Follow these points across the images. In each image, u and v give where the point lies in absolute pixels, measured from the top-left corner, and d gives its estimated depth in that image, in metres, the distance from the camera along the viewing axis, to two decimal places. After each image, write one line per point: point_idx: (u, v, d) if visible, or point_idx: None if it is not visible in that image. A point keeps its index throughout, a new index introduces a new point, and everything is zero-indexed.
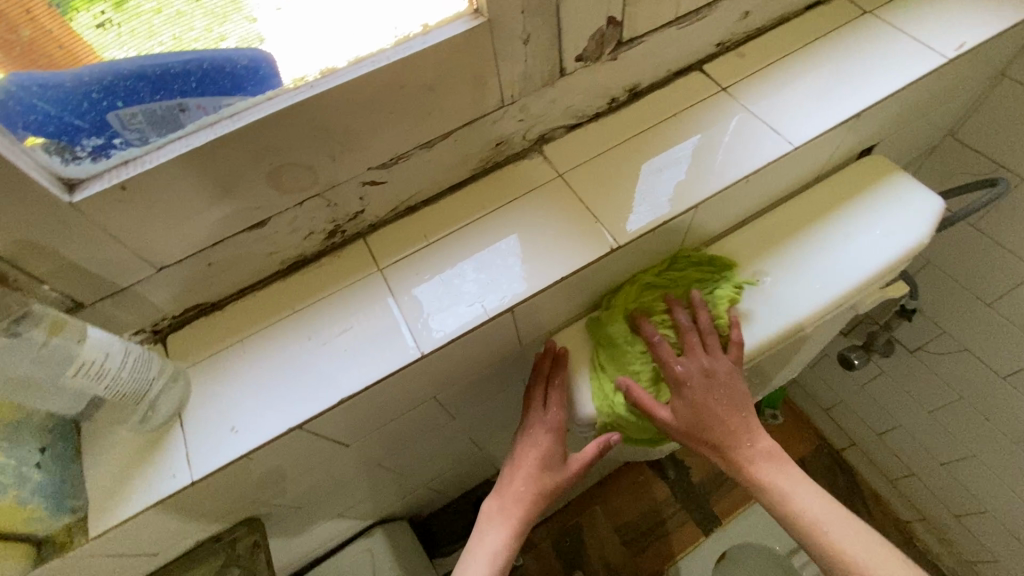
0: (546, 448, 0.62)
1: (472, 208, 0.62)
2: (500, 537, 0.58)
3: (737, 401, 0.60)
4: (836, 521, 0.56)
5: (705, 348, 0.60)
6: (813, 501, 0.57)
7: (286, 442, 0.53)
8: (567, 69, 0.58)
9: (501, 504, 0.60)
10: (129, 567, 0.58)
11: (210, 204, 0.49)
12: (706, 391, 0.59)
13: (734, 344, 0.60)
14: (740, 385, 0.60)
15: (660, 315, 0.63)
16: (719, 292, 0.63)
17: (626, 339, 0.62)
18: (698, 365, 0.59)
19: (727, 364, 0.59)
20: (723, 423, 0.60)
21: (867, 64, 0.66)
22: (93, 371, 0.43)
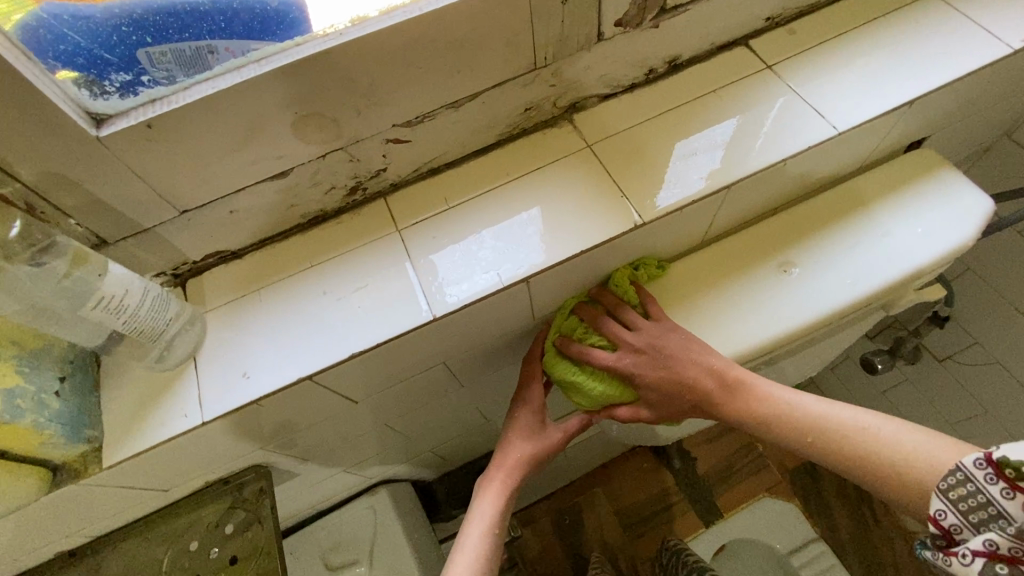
0: (527, 422, 0.62)
1: (496, 174, 0.60)
2: (491, 504, 0.57)
3: (693, 345, 0.57)
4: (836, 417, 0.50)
5: (627, 328, 0.59)
6: (805, 405, 0.52)
7: (294, 393, 0.54)
8: (605, 34, 0.56)
9: (490, 477, 0.60)
10: (143, 498, 0.60)
11: (233, 151, 0.48)
12: (647, 368, 0.57)
13: (654, 308, 0.60)
14: (681, 334, 0.57)
15: (577, 327, 0.62)
16: (622, 282, 0.62)
17: (579, 373, 0.60)
18: (631, 349, 0.58)
19: (657, 327, 0.58)
20: (685, 374, 0.56)
21: (926, 49, 0.62)
22: (112, 305, 0.44)
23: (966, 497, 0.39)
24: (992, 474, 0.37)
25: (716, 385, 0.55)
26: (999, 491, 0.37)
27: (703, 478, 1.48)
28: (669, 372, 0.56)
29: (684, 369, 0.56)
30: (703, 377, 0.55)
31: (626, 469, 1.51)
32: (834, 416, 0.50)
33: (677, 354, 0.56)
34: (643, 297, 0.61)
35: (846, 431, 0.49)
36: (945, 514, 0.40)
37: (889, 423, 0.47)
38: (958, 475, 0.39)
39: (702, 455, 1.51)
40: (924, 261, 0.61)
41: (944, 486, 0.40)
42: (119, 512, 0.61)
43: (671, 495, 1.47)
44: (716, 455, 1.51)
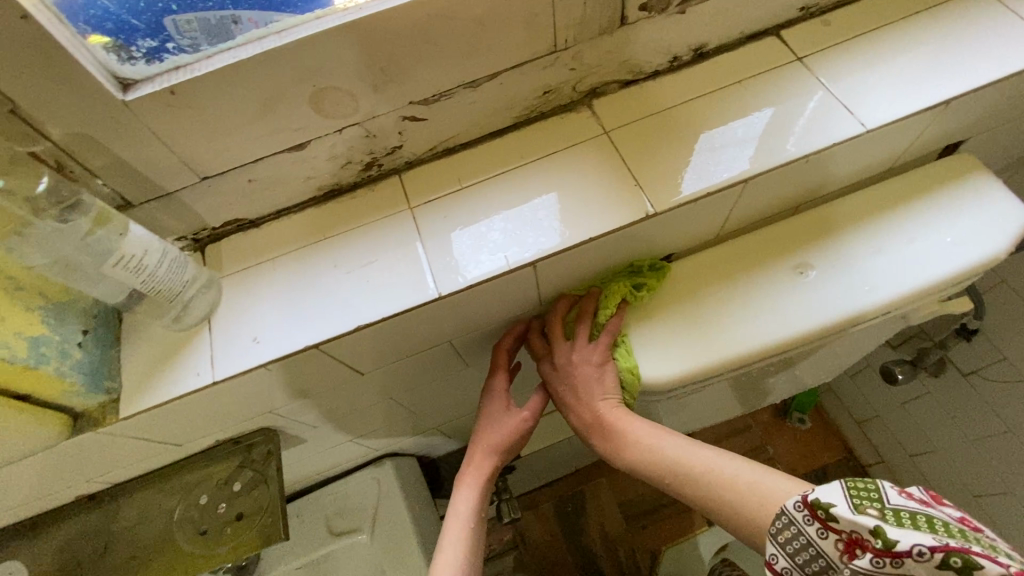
0: (493, 412, 0.62)
1: (510, 157, 0.60)
2: (468, 498, 0.59)
3: (598, 379, 0.58)
4: (689, 457, 0.50)
5: (561, 342, 0.61)
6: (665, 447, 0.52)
7: (301, 361, 0.55)
8: (629, 18, 0.55)
9: (466, 468, 0.61)
10: (157, 451, 0.64)
11: (253, 120, 0.50)
12: (554, 388, 0.60)
13: (606, 334, 0.59)
14: (583, 366, 0.59)
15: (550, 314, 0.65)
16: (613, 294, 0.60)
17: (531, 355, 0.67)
18: (549, 367, 0.61)
19: (583, 353, 0.59)
20: (578, 405, 0.58)
21: (970, 46, 0.59)
22: (131, 265, 0.45)
23: (790, 541, 0.40)
24: (808, 516, 0.40)
25: (598, 417, 0.57)
26: (813, 531, 0.39)
27: None
28: (568, 399, 0.59)
29: (579, 400, 0.58)
30: (587, 411, 0.57)
31: None
32: (689, 456, 0.51)
33: (576, 384, 0.58)
34: (611, 318, 0.60)
35: (697, 473, 0.49)
36: (777, 558, 0.40)
37: (731, 462, 0.48)
38: (781, 517, 0.41)
39: None
40: (949, 273, 0.58)
41: (773, 530, 0.41)
42: (135, 462, 0.64)
43: None
44: None
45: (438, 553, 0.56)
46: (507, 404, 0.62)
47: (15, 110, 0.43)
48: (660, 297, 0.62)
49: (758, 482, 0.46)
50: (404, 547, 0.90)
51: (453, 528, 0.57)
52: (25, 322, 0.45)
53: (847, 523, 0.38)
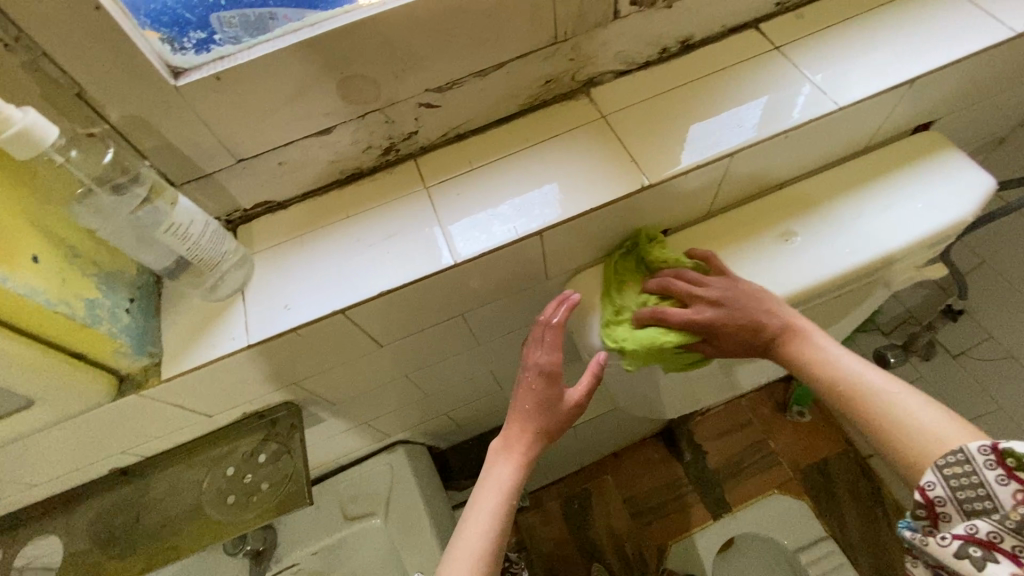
0: (545, 394, 0.61)
1: (516, 141, 0.66)
2: (509, 473, 0.58)
3: (759, 300, 0.58)
4: (871, 380, 0.51)
5: (697, 285, 0.61)
6: (846, 363, 0.53)
7: (329, 327, 0.59)
8: (621, 11, 0.61)
9: (511, 440, 0.61)
10: (188, 422, 0.68)
11: (285, 106, 0.55)
12: (726, 317, 0.58)
13: (710, 262, 0.62)
14: (745, 288, 0.59)
15: (648, 298, 0.64)
16: (656, 253, 0.66)
17: (651, 333, 0.61)
18: (704, 301, 0.59)
19: (726, 282, 0.60)
20: (762, 325, 0.57)
21: (932, 33, 0.65)
22: (179, 232, 0.50)
23: (959, 477, 0.42)
24: (992, 460, 0.41)
25: (787, 332, 0.57)
26: (995, 476, 0.41)
27: (712, 470, 1.52)
28: (749, 322, 0.57)
29: (761, 315, 0.57)
30: (773, 326, 0.57)
31: (635, 458, 1.57)
32: (870, 381, 0.51)
33: (750, 303, 0.58)
34: (694, 253, 0.64)
35: (874, 394, 0.50)
36: (933, 486, 0.43)
37: (915, 398, 0.48)
38: (957, 456, 0.43)
39: (713, 449, 1.55)
40: (924, 235, 0.63)
41: (942, 462, 0.44)
42: (168, 433, 0.68)
43: (683, 485, 1.51)
44: (729, 449, 1.54)
45: (457, 534, 0.55)
46: (553, 381, 0.61)
47: (81, 93, 0.48)
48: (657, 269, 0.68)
49: (936, 427, 0.46)
50: (419, 529, 0.93)
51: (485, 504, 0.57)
52: (82, 285, 0.51)
53: None
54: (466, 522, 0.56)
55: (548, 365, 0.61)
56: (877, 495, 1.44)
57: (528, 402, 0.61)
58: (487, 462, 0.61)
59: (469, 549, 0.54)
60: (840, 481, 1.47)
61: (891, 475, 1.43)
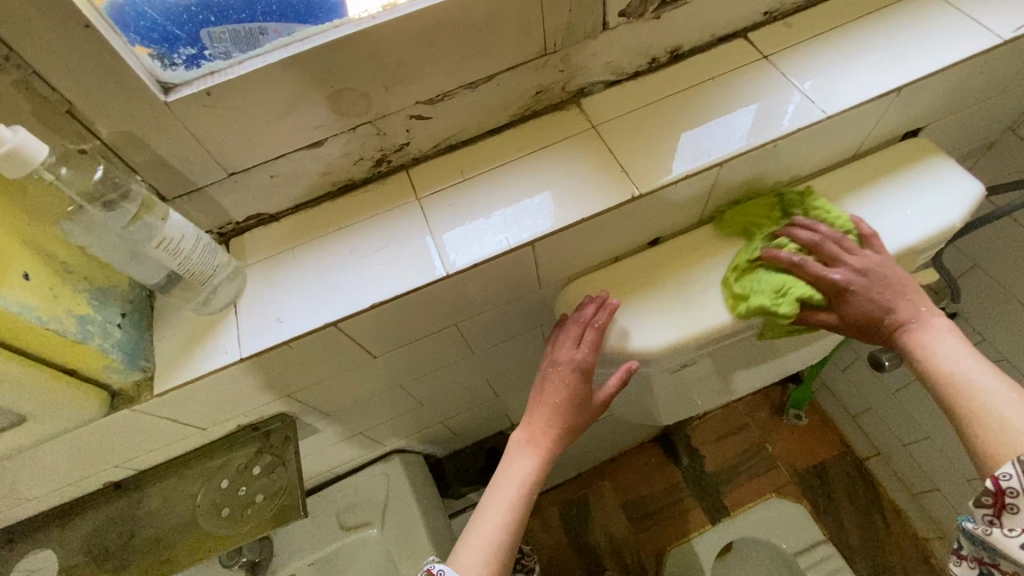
0: (574, 393, 0.63)
1: (507, 151, 0.66)
2: (530, 467, 0.61)
3: (910, 291, 0.59)
4: (978, 377, 0.51)
5: (845, 252, 0.61)
6: (960, 358, 0.54)
7: (321, 340, 0.59)
8: (610, 23, 0.61)
9: (534, 434, 0.62)
10: (182, 436, 0.67)
11: (276, 119, 0.55)
12: (863, 286, 0.59)
13: (875, 240, 0.62)
14: (898, 273, 0.59)
15: (785, 243, 0.64)
16: (820, 209, 0.66)
17: (774, 285, 0.62)
18: (849, 268, 0.60)
19: (880, 258, 0.60)
20: (892, 307, 0.58)
21: (920, 40, 0.65)
22: (170, 247, 0.50)
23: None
24: None
25: (909, 320, 0.58)
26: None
27: (710, 474, 1.52)
28: (879, 296, 0.59)
29: (893, 296, 0.59)
30: (904, 307, 0.58)
31: (632, 463, 1.56)
32: (975, 377, 0.52)
33: (893, 284, 0.59)
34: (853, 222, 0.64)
35: (976, 388, 0.51)
36: (1009, 478, 0.44)
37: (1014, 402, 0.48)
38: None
39: (710, 453, 1.55)
40: (913, 242, 0.64)
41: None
42: (161, 446, 0.68)
43: (681, 489, 1.51)
44: (726, 453, 1.54)
45: (472, 523, 0.59)
46: (584, 381, 0.63)
47: (71, 110, 0.48)
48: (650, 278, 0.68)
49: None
50: (415, 538, 0.92)
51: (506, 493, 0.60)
52: (73, 301, 0.51)
53: None
54: (484, 513, 0.59)
55: (585, 366, 0.63)
56: (874, 497, 1.45)
57: (558, 398, 0.63)
58: (507, 452, 0.63)
59: (486, 540, 0.57)
60: (837, 485, 1.47)
61: (888, 477, 1.44)
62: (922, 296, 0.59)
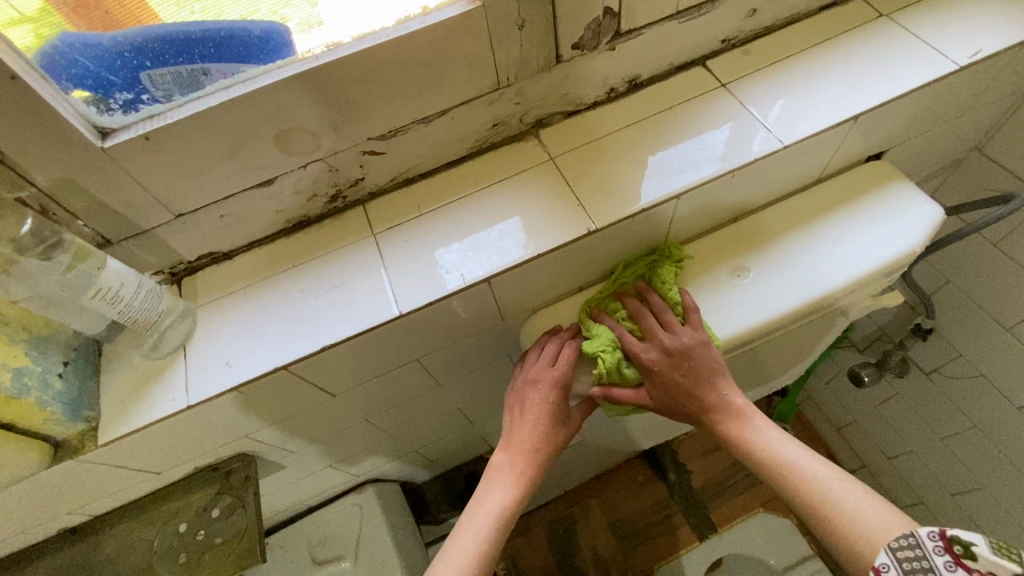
0: (555, 411, 0.62)
1: (466, 184, 0.65)
2: (504, 495, 0.60)
3: (718, 373, 0.61)
4: (794, 466, 0.56)
5: (663, 328, 0.62)
6: (775, 447, 0.58)
7: (274, 382, 0.58)
8: (563, 56, 0.60)
9: (511, 461, 0.61)
10: (136, 480, 0.66)
11: (221, 161, 0.54)
12: (669, 369, 0.61)
13: (692, 314, 0.61)
14: (709, 353, 0.60)
15: (617, 310, 0.66)
16: (665, 277, 0.66)
17: (606, 341, 0.62)
18: (661, 347, 0.61)
19: (691, 337, 0.61)
20: (703, 391, 0.61)
21: (878, 66, 0.65)
22: (108, 296, 0.49)
23: (911, 559, 0.43)
24: (941, 547, 0.42)
25: (721, 404, 0.61)
26: (943, 563, 0.41)
27: (697, 490, 1.51)
28: (689, 378, 0.61)
29: (700, 381, 0.61)
30: (714, 395, 0.61)
31: (619, 482, 1.55)
32: (792, 465, 0.56)
33: (703, 367, 0.60)
34: (680, 295, 0.63)
35: (797, 478, 0.56)
36: (887, 568, 0.44)
37: (838, 488, 0.53)
38: (909, 539, 0.44)
39: (697, 468, 1.54)
40: (872, 269, 0.64)
41: (895, 545, 0.45)
42: (114, 492, 0.66)
43: (668, 506, 1.50)
44: (712, 469, 1.53)
45: (443, 554, 0.57)
46: (562, 399, 0.62)
47: (4, 159, 0.47)
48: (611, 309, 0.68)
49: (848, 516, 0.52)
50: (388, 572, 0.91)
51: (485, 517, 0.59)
52: (9, 353, 0.49)
53: (985, 562, 0.40)
54: (454, 546, 0.57)
55: (557, 383, 0.62)
56: None
57: (534, 419, 0.62)
58: (482, 484, 0.62)
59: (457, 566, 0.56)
60: None
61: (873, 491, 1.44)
62: (729, 375, 0.62)
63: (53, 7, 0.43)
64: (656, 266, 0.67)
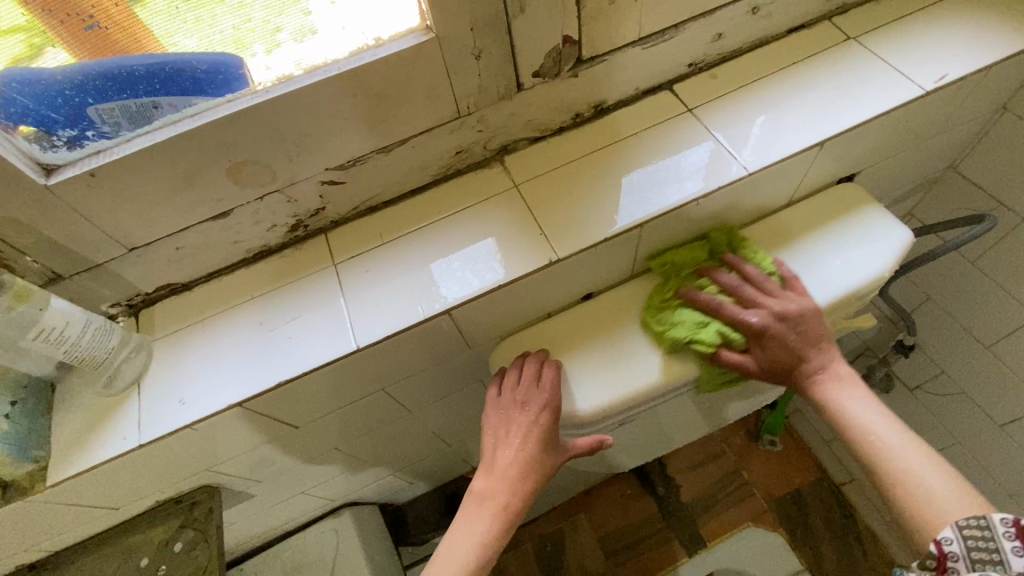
0: (545, 434, 0.58)
1: (429, 212, 0.64)
2: (485, 528, 0.54)
3: (823, 340, 0.59)
4: (889, 438, 0.53)
5: (766, 294, 0.60)
6: (869, 417, 0.55)
7: (230, 418, 0.57)
8: (524, 84, 0.60)
9: (491, 489, 0.56)
10: (95, 515, 0.64)
11: (173, 195, 0.53)
12: (779, 332, 0.58)
13: (796, 282, 0.61)
14: (815, 320, 0.59)
15: (707, 284, 0.63)
16: (751, 250, 0.65)
17: (695, 321, 0.61)
18: (767, 311, 0.59)
19: (799, 302, 0.59)
20: (806, 357, 0.58)
21: (846, 89, 0.64)
22: (52, 336, 0.50)
23: (978, 539, 0.44)
24: (1013, 531, 0.43)
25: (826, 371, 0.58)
26: (1012, 547, 0.43)
27: (685, 505, 1.49)
28: (799, 344, 0.58)
29: (807, 346, 0.58)
30: (816, 359, 0.58)
31: (607, 497, 1.52)
32: (886, 436, 0.53)
33: (810, 332, 0.58)
34: (778, 265, 0.63)
35: (888, 450, 0.52)
36: (950, 543, 0.45)
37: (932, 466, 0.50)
38: (979, 522, 0.45)
39: (686, 482, 1.52)
40: (840, 296, 0.63)
41: (961, 523, 0.46)
42: (72, 527, 0.65)
43: (656, 522, 1.47)
44: (701, 483, 1.51)
45: None
46: (552, 423, 0.59)
47: None
48: (577, 338, 0.67)
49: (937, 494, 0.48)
50: None
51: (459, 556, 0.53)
52: None
53: None
54: None
55: (544, 406, 0.59)
56: (851, 525, 1.42)
57: (521, 443, 0.58)
58: (460, 514, 0.56)
59: None
60: (814, 513, 1.44)
61: (862, 504, 1.42)
62: (834, 345, 0.60)
63: (44, 24, 0.43)
64: (742, 242, 0.66)
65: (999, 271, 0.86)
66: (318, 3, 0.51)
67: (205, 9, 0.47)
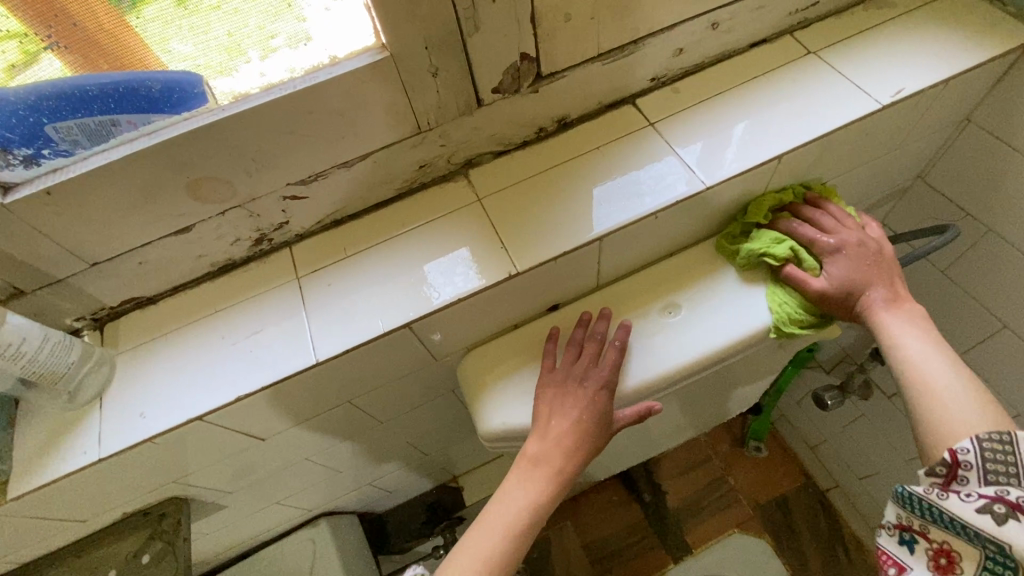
0: (599, 410, 0.59)
1: (393, 226, 0.65)
2: (539, 490, 0.57)
3: (895, 277, 0.60)
4: (937, 365, 0.52)
5: (846, 228, 0.63)
6: (922, 347, 0.54)
7: (192, 431, 0.57)
8: (484, 99, 0.60)
9: (545, 454, 0.58)
10: (61, 528, 0.64)
11: (132, 212, 0.54)
12: (853, 255, 0.61)
13: (877, 227, 0.64)
14: (888, 258, 0.61)
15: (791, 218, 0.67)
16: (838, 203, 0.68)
17: (772, 238, 0.64)
18: (847, 237, 0.62)
19: (875, 241, 0.62)
20: (876, 283, 0.59)
21: (805, 103, 0.65)
22: (9, 352, 0.50)
23: (997, 452, 0.45)
24: None
25: (890, 301, 0.58)
26: None
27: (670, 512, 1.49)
28: (868, 270, 0.60)
29: (879, 274, 0.59)
30: (885, 288, 0.59)
31: (592, 504, 1.52)
32: (936, 362, 0.53)
33: (884, 264, 0.60)
34: (866, 220, 0.66)
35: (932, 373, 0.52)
36: (967, 453, 0.46)
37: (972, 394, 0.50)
38: (1001, 437, 0.45)
39: (672, 488, 1.51)
40: None
41: (982, 437, 0.46)
42: (39, 540, 0.65)
43: (641, 529, 1.47)
44: (686, 490, 1.51)
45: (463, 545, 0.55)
46: (607, 400, 0.60)
47: None
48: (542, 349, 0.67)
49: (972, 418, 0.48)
50: None
51: (505, 513, 0.56)
52: None
53: None
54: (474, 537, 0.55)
55: (600, 384, 0.60)
56: (835, 530, 1.42)
57: (577, 414, 0.59)
58: (511, 474, 0.58)
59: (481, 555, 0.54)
60: (799, 519, 1.44)
61: (846, 510, 1.42)
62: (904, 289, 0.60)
63: (36, 32, 0.44)
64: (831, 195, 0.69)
65: (968, 279, 0.86)
66: (311, 8, 0.51)
67: (197, 16, 0.48)
